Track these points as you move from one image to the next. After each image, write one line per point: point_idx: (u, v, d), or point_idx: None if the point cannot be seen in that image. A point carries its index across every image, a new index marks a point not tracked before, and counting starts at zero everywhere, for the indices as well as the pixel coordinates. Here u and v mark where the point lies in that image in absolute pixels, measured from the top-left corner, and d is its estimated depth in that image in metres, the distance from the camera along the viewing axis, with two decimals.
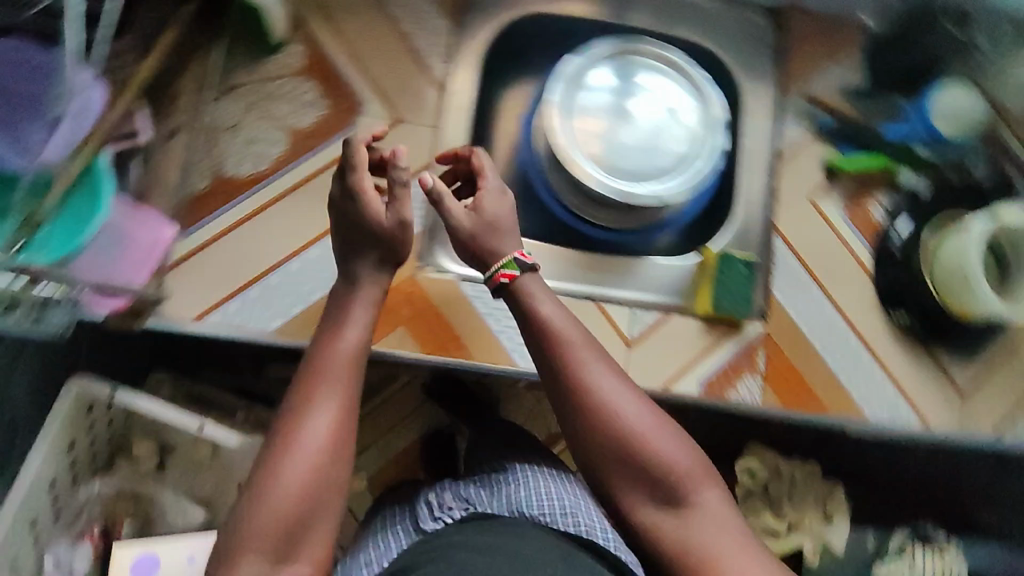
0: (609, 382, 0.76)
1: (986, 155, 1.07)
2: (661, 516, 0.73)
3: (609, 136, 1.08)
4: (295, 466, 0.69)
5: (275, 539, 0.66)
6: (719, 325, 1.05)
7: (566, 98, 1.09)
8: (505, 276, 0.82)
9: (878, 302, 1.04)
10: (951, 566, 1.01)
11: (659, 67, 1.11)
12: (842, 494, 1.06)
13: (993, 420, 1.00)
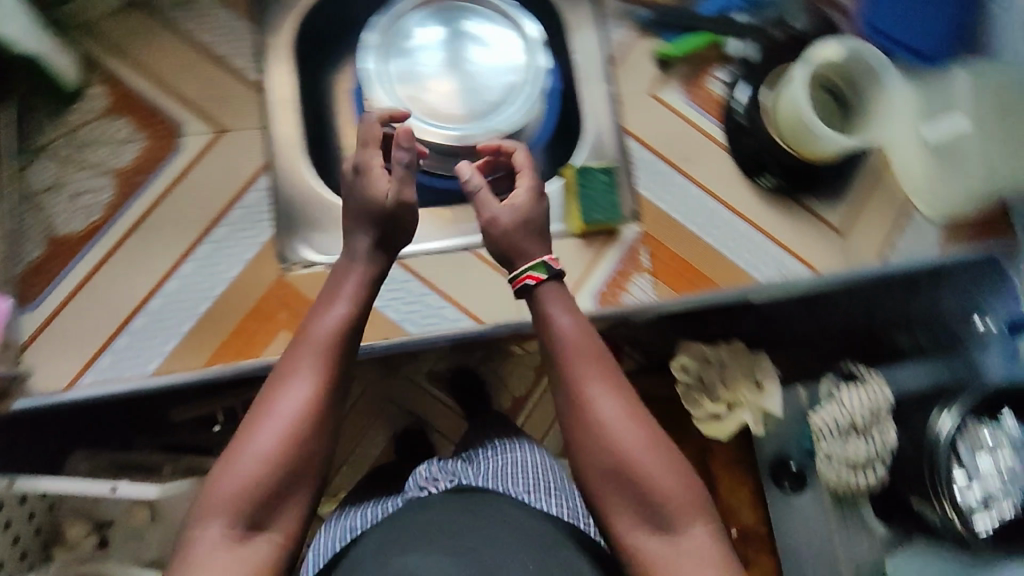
0: (608, 403, 0.75)
1: (803, 7, 1.09)
2: (653, 543, 0.70)
3: (444, 98, 1.02)
4: (263, 438, 0.67)
5: (245, 503, 0.65)
6: (595, 237, 1.01)
7: (387, 67, 1.01)
8: (530, 278, 0.81)
9: (738, 168, 1.05)
10: (877, 399, 1.05)
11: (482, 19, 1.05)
12: (768, 361, 1.15)
13: (876, 247, 1.04)
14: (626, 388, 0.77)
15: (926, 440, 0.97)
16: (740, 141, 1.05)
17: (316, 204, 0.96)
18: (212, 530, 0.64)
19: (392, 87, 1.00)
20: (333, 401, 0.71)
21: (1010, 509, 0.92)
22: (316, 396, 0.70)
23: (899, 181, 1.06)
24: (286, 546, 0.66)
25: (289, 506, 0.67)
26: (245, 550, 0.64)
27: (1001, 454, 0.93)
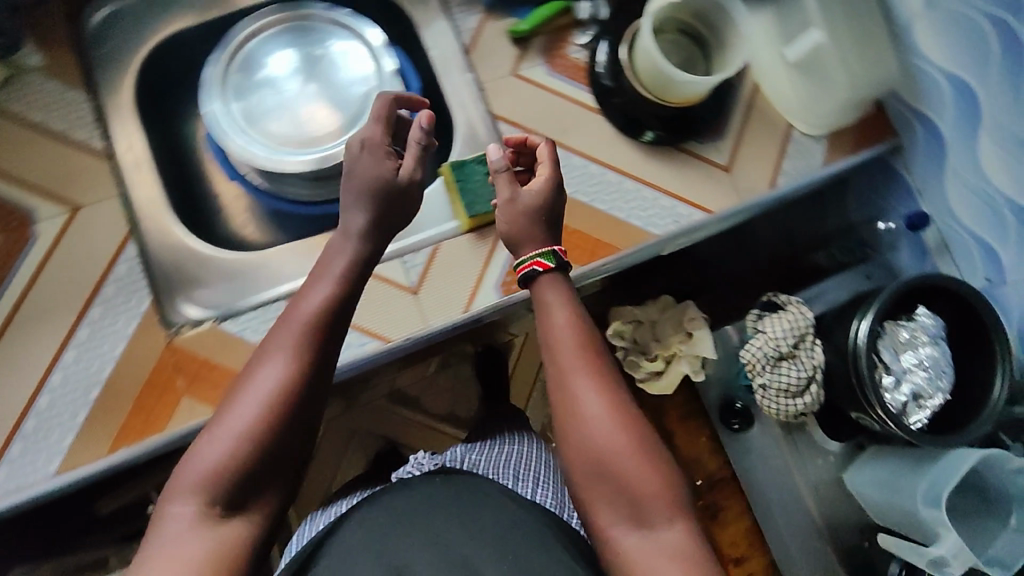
0: (592, 401, 0.75)
1: None
2: (632, 539, 0.72)
3: (304, 121, 0.97)
4: (237, 425, 0.67)
5: (218, 483, 0.65)
6: (487, 229, 0.97)
7: (236, 104, 0.96)
8: (540, 265, 0.81)
9: (618, 129, 1.02)
10: (803, 325, 1.05)
11: (327, 30, 0.99)
12: (696, 309, 1.14)
13: (768, 175, 1.04)
14: (612, 383, 0.77)
15: (848, 350, 0.99)
16: (611, 99, 1.02)
17: (192, 260, 0.93)
18: (183, 510, 0.65)
19: (245, 125, 0.96)
20: (313, 389, 0.72)
21: (939, 401, 0.95)
22: (294, 385, 0.70)
23: (775, 106, 1.06)
24: (257, 532, 0.68)
25: (264, 492, 0.68)
26: (216, 531, 0.64)
27: (921, 350, 0.96)
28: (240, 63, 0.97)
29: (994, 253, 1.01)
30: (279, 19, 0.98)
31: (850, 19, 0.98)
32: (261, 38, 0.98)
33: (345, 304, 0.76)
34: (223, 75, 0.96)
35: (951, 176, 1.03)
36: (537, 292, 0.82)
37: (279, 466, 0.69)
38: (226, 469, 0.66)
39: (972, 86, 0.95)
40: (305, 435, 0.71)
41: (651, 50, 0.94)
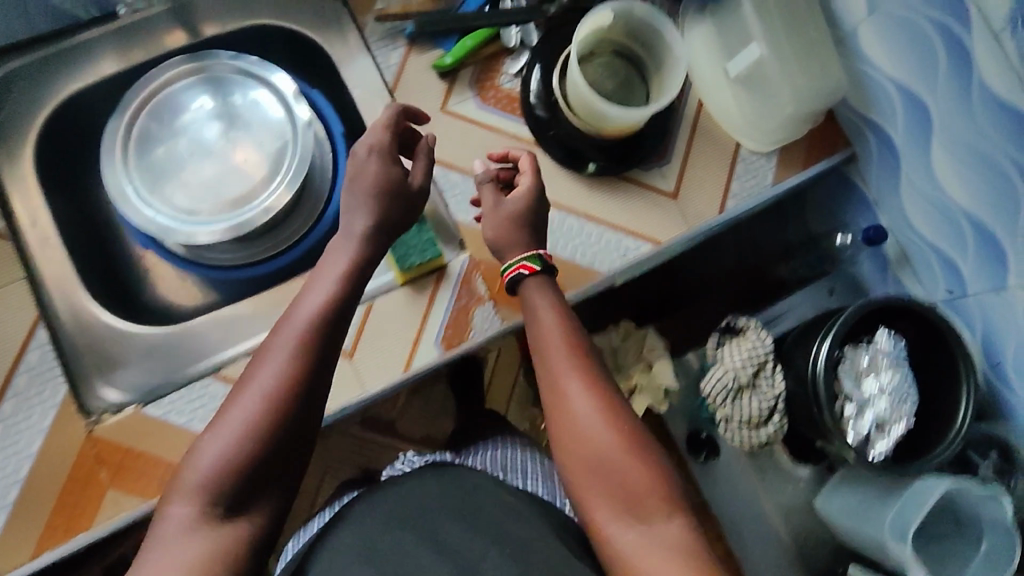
0: (580, 396, 0.74)
1: None
2: (630, 538, 0.68)
3: (214, 187, 0.86)
4: (232, 428, 0.66)
5: (212, 485, 0.65)
6: (423, 281, 0.92)
7: (135, 174, 0.85)
8: (525, 267, 0.81)
9: (557, 163, 0.96)
10: (761, 355, 1.01)
11: (231, 82, 0.88)
12: (656, 334, 1.13)
13: (718, 200, 0.99)
14: (601, 380, 0.75)
15: (808, 375, 0.96)
16: (548, 130, 0.96)
17: (111, 339, 0.88)
18: (182, 510, 0.64)
19: (147, 197, 0.84)
20: (313, 391, 0.70)
21: (903, 427, 0.92)
22: (292, 386, 0.69)
23: (718, 121, 1.00)
24: (254, 538, 0.66)
25: (263, 494, 0.67)
26: (214, 532, 0.64)
27: (883, 376, 0.93)
28: (135, 128, 0.86)
29: (953, 265, 0.97)
30: (174, 74, 0.87)
31: (788, 28, 0.93)
32: (156, 99, 0.86)
33: (347, 307, 0.75)
34: (118, 143, 0.85)
35: (908, 186, 0.98)
36: (526, 295, 0.80)
37: (280, 467, 0.68)
38: (223, 470, 0.65)
39: (921, 95, 0.90)
40: (307, 436, 0.70)
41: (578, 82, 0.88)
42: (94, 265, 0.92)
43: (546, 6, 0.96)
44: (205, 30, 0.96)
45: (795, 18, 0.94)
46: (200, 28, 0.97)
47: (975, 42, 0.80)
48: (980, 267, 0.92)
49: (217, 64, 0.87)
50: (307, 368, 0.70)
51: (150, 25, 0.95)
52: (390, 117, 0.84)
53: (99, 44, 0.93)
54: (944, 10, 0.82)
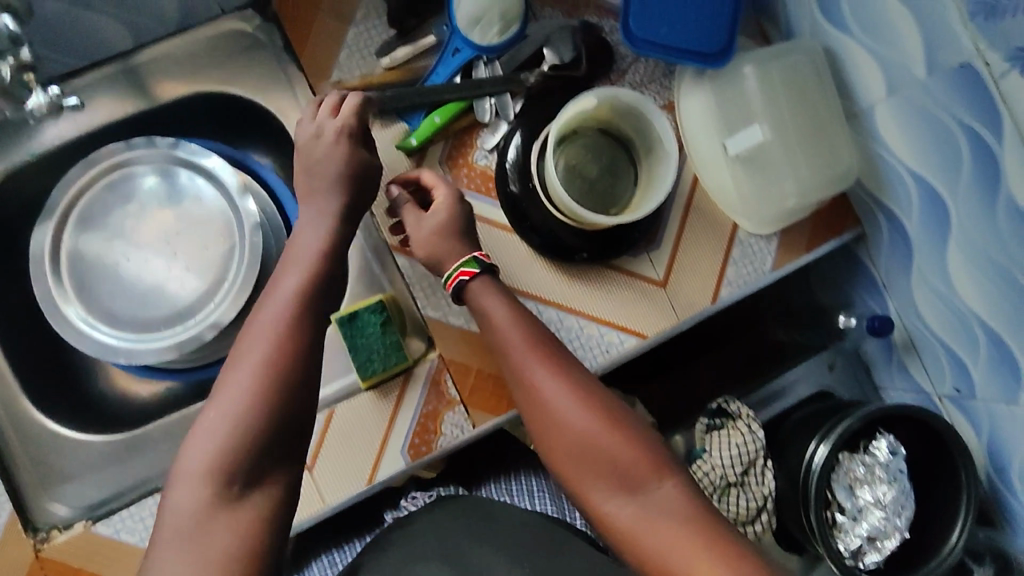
0: (557, 389, 0.72)
1: (572, 38, 0.88)
2: (630, 512, 0.67)
3: (156, 292, 0.77)
4: (230, 405, 0.61)
5: (218, 468, 0.59)
6: (387, 386, 0.85)
7: (68, 284, 0.76)
8: (465, 272, 0.77)
9: (534, 249, 0.88)
10: (753, 452, 0.95)
11: (169, 170, 0.79)
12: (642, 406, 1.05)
13: (711, 288, 0.91)
14: (570, 368, 0.73)
15: (801, 475, 0.91)
16: (525, 219, 0.87)
17: (58, 450, 0.82)
18: (190, 499, 0.59)
19: (84, 309, 0.76)
20: (312, 356, 0.65)
21: (896, 542, 0.88)
22: (287, 353, 0.63)
23: (715, 201, 0.90)
24: (271, 517, 0.61)
25: (276, 471, 0.62)
26: (232, 516, 0.59)
27: (879, 488, 0.88)
28: (66, 230, 0.77)
29: (963, 366, 0.90)
30: (103, 165, 0.78)
31: (796, 107, 0.86)
32: (87, 196, 0.78)
33: (334, 276, 0.71)
34: (46, 252, 0.76)
35: (919, 278, 0.91)
36: (474, 298, 0.78)
37: (288, 443, 0.63)
38: (229, 452, 0.60)
39: (939, 191, 0.81)
40: (311, 405, 0.65)
41: (550, 185, 0.80)
42: (28, 365, 0.84)
43: (523, 75, 0.87)
44: (160, 95, 0.86)
45: (805, 98, 0.86)
46: (136, 97, 0.85)
47: (1006, 151, 0.71)
48: (992, 376, 0.86)
49: (148, 150, 0.78)
50: (300, 334, 0.65)
51: (90, 92, 0.85)
52: (350, 108, 0.76)
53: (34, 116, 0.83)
54: (972, 109, 0.73)
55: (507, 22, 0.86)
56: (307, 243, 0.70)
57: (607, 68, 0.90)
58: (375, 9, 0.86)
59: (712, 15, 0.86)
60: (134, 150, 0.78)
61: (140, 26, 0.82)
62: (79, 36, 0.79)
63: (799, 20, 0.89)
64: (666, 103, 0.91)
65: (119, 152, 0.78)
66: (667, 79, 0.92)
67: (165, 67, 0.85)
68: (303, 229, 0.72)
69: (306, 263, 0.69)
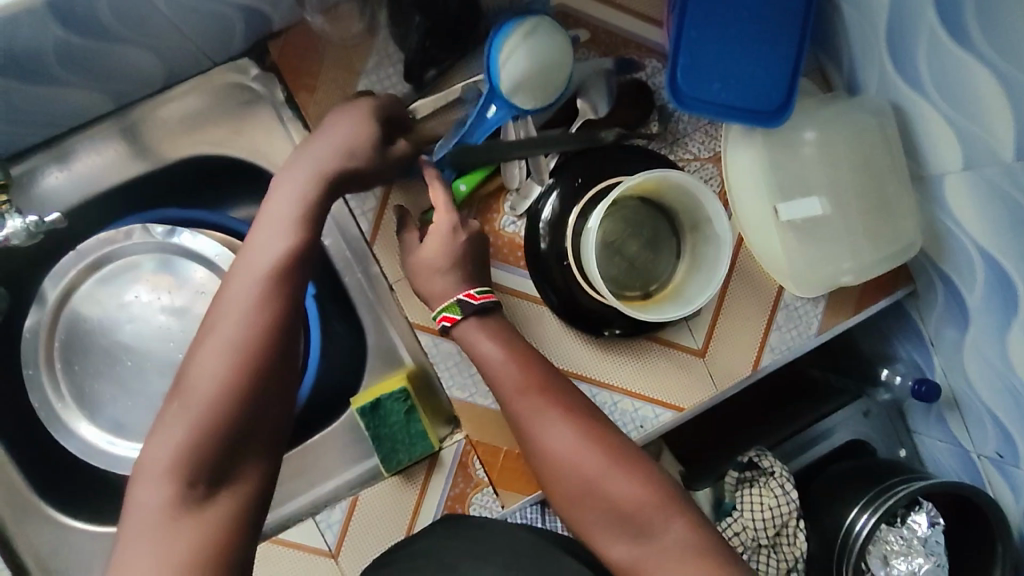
0: (557, 431, 0.69)
1: (608, 85, 0.80)
2: (636, 554, 0.63)
3: (154, 397, 0.74)
4: (197, 393, 0.54)
5: (186, 461, 0.52)
6: (412, 469, 0.81)
7: (67, 394, 0.74)
8: (444, 320, 0.73)
9: (561, 318, 0.82)
10: (785, 514, 0.93)
11: (166, 258, 0.75)
12: (671, 451, 1.00)
13: (751, 357, 0.85)
14: (574, 409, 0.70)
15: (838, 540, 0.89)
16: (556, 289, 0.80)
17: (59, 545, 0.75)
18: (151, 499, 0.51)
19: (90, 420, 0.74)
20: (289, 337, 0.58)
21: None
22: (261, 333, 0.56)
23: (763, 266, 0.83)
24: (242, 523, 0.53)
25: (249, 463, 0.55)
26: (196, 518, 0.51)
27: (915, 560, 0.86)
28: (59, 336, 0.74)
29: (1009, 436, 0.85)
30: (93, 260, 0.74)
31: (857, 173, 0.79)
32: (78, 296, 0.74)
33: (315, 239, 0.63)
34: (41, 350, 0.73)
35: (970, 347, 0.85)
36: (464, 340, 0.74)
37: (263, 430, 0.56)
38: (196, 444, 0.52)
39: (1010, 273, 0.74)
40: (288, 389, 0.58)
41: (587, 268, 0.73)
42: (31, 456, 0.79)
43: (603, 134, 0.80)
44: (160, 153, 0.78)
45: (867, 163, 0.79)
46: (127, 162, 0.77)
47: None
48: None
49: (143, 239, 0.74)
50: (277, 311, 0.58)
51: (77, 157, 0.76)
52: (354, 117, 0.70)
53: (31, 176, 0.76)
54: None
55: (557, 86, 0.75)
56: (283, 211, 0.63)
57: (648, 116, 0.82)
58: (389, 57, 0.76)
59: (769, 67, 0.77)
60: (130, 243, 0.74)
61: (120, 91, 0.73)
62: (49, 108, 0.70)
63: (865, 71, 0.81)
64: (711, 155, 0.83)
65: (115, 247, 0.74)
66: (713, 128, 0.83)
67: (153, 129, 0.77)
68: (277, 193, 0.64)
69: (281, 231, 0.62)
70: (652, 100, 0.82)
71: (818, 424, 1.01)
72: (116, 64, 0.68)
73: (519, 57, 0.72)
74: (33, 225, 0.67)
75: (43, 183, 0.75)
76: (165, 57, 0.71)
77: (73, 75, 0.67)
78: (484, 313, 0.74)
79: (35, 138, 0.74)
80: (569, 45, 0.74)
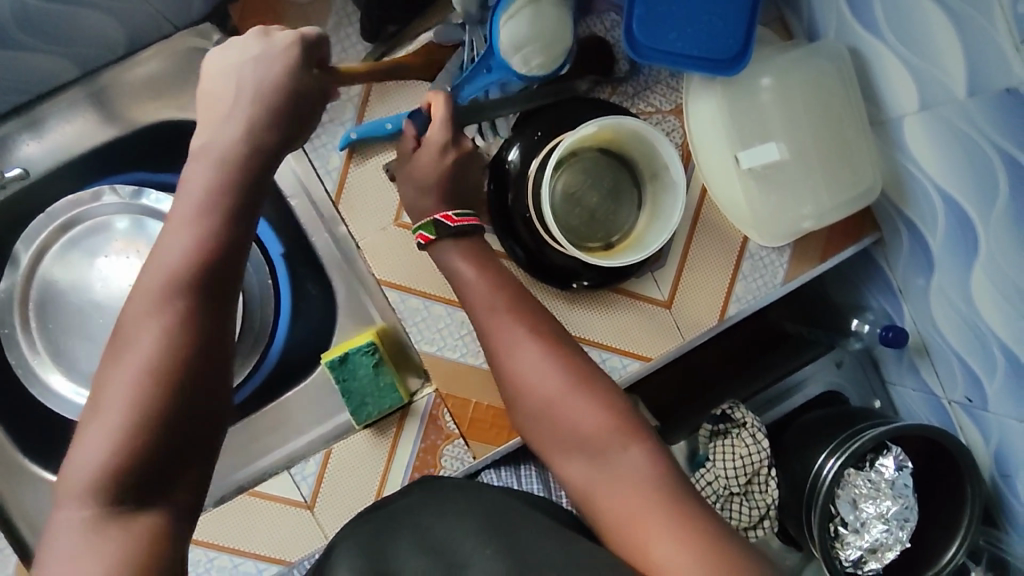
0: (528, 354, 0.70)
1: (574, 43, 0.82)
2: (595, 480, 0.65)
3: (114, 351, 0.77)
4: (113, 403, 0.49)
5: (110, 475, 0.48)
6: (386, 422, 0.83)
7: (42, 350, 0.78)
8: (420, 238, 0.75)
9: (523, 268, 0.83)
10: (756, 465, 0.95)
11: (135, 218, 0.79)
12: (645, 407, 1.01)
13: (718, 306, 0.86)
14: (545, 332, 0.71)
15: (807, 484, 0.90)
16: (519, 241, 0.82)
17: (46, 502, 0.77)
18: (73, 517, 0.47)
19: (62, 373, 0.78)
20: (215, 328, 0.53)
21: (897, 552, 0.89)
22: (183, 329, 0.51)
23: (723, 213, 0.84)
24: (176, 534, 0.49)
25: (185, 471, 0.51)
26: (124, 529, 0.47)
27: (883, 502, 0.87)
28: (32, 296, 0.78)
29: (977, 380, 0.85)
30: (64, 222, 0.79)
31: (818, 121, 0.80)
32: (51, 254, 0.79)
33: (239, 227, 0.56)
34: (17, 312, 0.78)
35: (936, 292, 0.86)
36: (440, 256, 0.76)
37: (196, 435, 0.51)
38: (118, 454, 0.48)
39: (971, 215, 0.75)
40: (222, 384, 0.53)
41: (543, 215, 0.75)
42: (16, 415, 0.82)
43: (573, 82, 0.82)
44: (127, 118, 0.80)
45: (829, 111, 0.79)
46: (96, 128, 0.79)
47: None
48: (1005, 395, 0.82)
49: (111, 199, 0.79)
50: (196, 305, 0.52)
51: (48, 125, 0.78)
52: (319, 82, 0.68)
53: (4, 144, 0.78)
54: (1014, 139, 0.65)
55: (533, 68, 0.77)
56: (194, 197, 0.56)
57: (612, 65, 0.83)
58: (348, 17, 0.78)
59: (727, 15, 0.77)
60: (96, 208, 0.79)
61: (85, 56, 0.75)
62: (16, 74, 0.72)
63: (824, 18, 0.81)
64: (673, 107, 0.84)
65: (81, 211, 0.79)
66: (674, 81, 0.84)
67: (119, 94, 0.79)
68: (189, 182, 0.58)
69: (192, 223, 0.55)
70: (612, 54, 0.83)
71: (791, 376, 1.02)
72: (80, 27, 0.70)
73: (528, 17, 0.74)
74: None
75: (15, 150, 0.78)
76: (128, 22, 0.73)
77: (36, 38, 0.69)
78: (460, 237, 0.76)
79: (4, 104, 0.76)
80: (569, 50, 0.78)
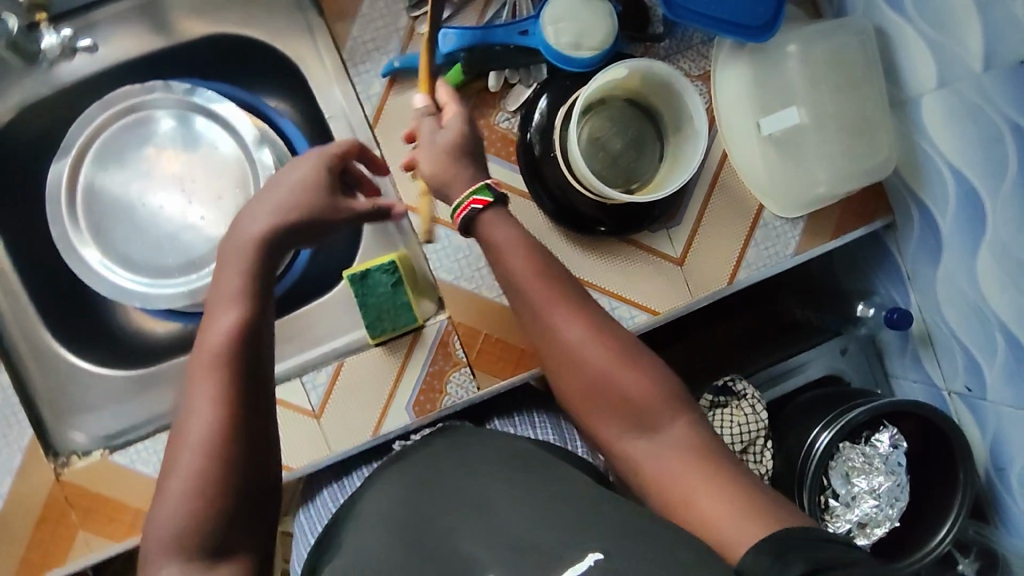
0: (579, 333, 0.67)
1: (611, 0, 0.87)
2: (648, 453, 0.64)
3: (153, 239, 0.86)
4: (183, 477, 0.55)
5: (193, 532, 0.53)
6: (396, 343, 0.86)
7: (84, 227, 0.85)
8: (478, 203, 0.69)
9: (549, 218, 0.85)
10: (752, 434, 0.96)
11: (182, 117, 0.87)
12: None
13: (728, 269, 0.87)
14: (590, 307, 0.69)
15: (800, 457, 0.91)
16: (544, 181, 0.85)
17: (72, 382, 0.85)
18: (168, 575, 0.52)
19: (99, 249, 0.86)
20: (261, 391, 0.60)
21: (885, 529, 0.90)
22: (238, 398, 0.58)
23: (743, 180, 0.87)
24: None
25: (254, 523, 0.56)
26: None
27: (875, 478, 0.89)
28: (82, 174, 0.86)
29: (977, 367, 0.87)
30: (121, 108, 0.86)
31: (836, 93, 0.84)
32: (107, 135, 0.86)
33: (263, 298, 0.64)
34: (64, 185, 0.85)
35: (945, 277, 0.88)
36: (483, 231, 0.71)
37: (261, 486, 0.57)
38: (195, 513, 0.53)
39: (979, 192, 0.77)
40: (271, 439, 0.60)
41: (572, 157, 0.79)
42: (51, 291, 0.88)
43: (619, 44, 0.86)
44: (182, 28, 0.88)
45: (847, 85, 0.84)
46: (154, 36, 0.88)
47: None
48: (1005, 382, 0.83)
49: (165, 95, 0.86)
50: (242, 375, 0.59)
51: (107, 27, 0.87)
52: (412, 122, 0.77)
53: None
54: None
55: (562, 44, 0.82)
56: (229, 283, 0.63)
57: (646, 24, 0.87)
58: None
59: None
60: (150, 102, 0.86)
61: None
62: None
63: None
64: (702, 73, 0.87)
65: (133, 101, 0.86)
66: (705, 48, 0.87)
67: (179, 6, 0.87)
68: (223, 269, 0.65)
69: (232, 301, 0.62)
70: (648, 15, 0.87)
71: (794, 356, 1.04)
72: None
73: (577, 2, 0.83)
74: (67, 42, 0.81)
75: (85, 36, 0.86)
76: None
77: None
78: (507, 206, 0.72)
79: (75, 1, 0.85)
80: (602, 54, 0.83)
